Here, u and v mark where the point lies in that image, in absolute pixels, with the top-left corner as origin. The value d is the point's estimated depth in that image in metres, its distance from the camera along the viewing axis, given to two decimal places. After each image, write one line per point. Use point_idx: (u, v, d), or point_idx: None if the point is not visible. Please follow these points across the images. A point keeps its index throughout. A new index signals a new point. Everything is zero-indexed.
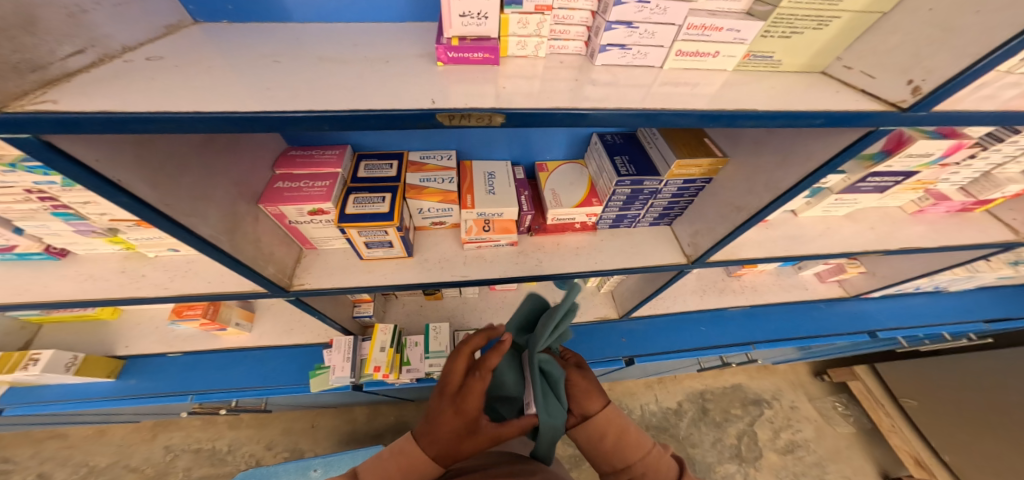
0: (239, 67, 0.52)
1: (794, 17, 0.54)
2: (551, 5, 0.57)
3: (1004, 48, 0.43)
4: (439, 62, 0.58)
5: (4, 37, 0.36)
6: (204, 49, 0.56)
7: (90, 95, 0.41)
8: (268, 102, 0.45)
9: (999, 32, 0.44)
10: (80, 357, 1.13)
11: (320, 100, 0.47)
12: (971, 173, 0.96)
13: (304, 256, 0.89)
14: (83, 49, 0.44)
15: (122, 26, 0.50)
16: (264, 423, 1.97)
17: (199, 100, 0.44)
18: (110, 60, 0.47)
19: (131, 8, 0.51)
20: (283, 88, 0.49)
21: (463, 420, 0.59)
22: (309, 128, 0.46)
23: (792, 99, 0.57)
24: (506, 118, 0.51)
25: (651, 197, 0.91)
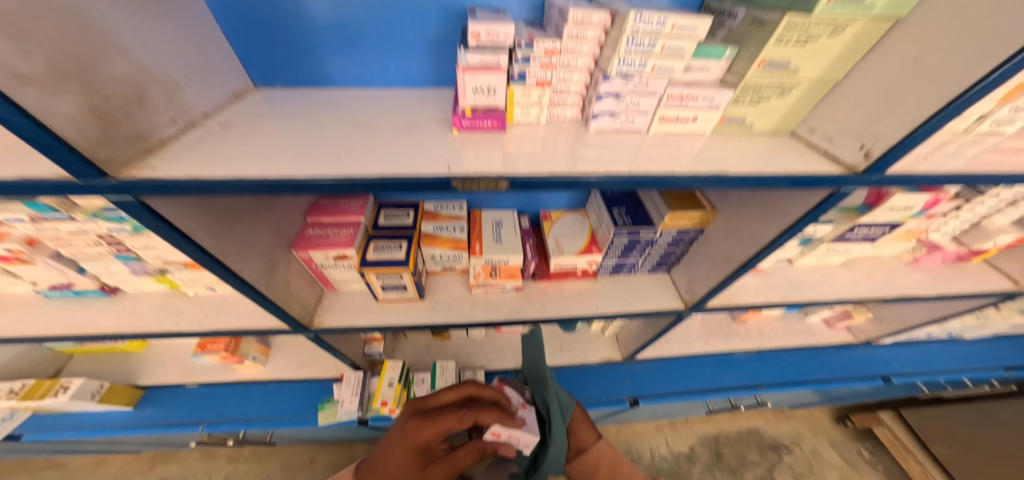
0: (289, 131, 0.63)
1: (759, 86, 0.62)
2: (551, 81, 0.67)
3: (929, 122, 0.50)
4: (455, 128, 0.68)
5: (123, 111, 0.47)
6: (265, 116, 0.67)
7: (179, 160, 0.51)
8: (309, 168, 0.54)
9: (926, 106, 0.51)
10: (105, 386, 1.19)
11: (355, 165, 0.56)
12: (960, 224, 1.00)
13: (325, 296, 0.95)
14: (174, 118, 0.55)
15: (200, 95, 0.62)
16: (263, 457, 1.94)
17: (259, 164, 0.53)
18: (195, 126, 0.59)
19: (210, 79, 0.64)
20: (323, 154, 0.58)
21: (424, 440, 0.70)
22: (344, 190, 0.55)
23: (762, 162, 0.64)
24: (510, 183, 0.59)
25: (647, 247, 0.97)
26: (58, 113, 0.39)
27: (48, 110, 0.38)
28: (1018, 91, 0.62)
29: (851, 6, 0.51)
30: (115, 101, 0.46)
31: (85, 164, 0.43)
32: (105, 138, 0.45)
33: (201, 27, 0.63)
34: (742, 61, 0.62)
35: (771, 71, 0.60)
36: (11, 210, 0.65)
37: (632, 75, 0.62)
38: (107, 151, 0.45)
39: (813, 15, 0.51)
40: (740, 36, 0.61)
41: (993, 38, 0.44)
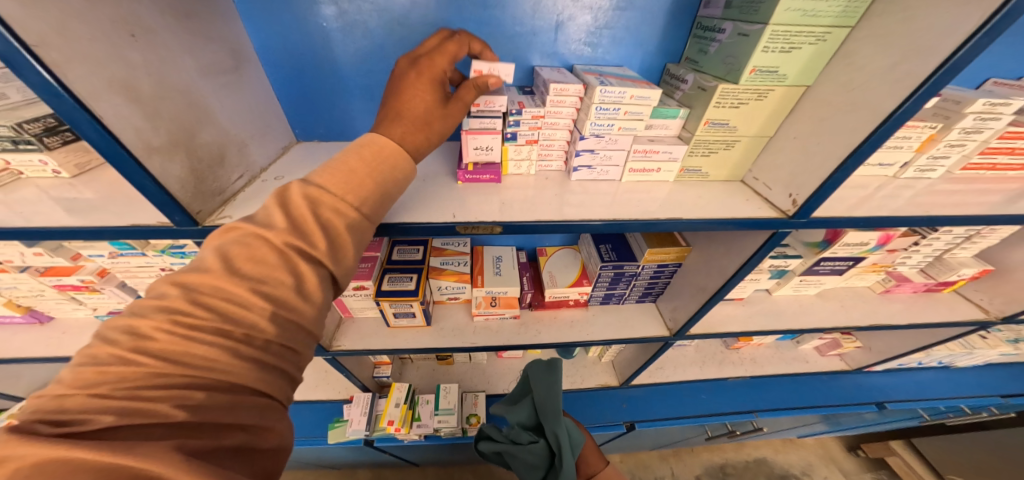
0: None
1: (708, 142, 0.76)
2: (538, 139, 0.79)
3: (834, 174, 0.62)
4: (459, 181, 0.80)
5: (209, 170, 0.61)
6: (308, 163, 0.80)
7: (246, 208, 0.63)
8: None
9: (830, 162, 0.63)
10: None
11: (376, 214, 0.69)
12: (923, 257, 1.09)
13: (343, 322, 1.07)
14: (243, 174, 0.69)
15: (262, 153, 0.75)
16: None
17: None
18: (255, 179, 0.72)
19: (268, 140, 0.77)
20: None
21: (404, 124, 0.55)
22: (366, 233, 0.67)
23: (713, 207, 0.76)
24: (503, 228, 0.71)
25: (632, 278, 1.08)
26: (171, 175, 0.54)
27: (165, 173, 0.53)
28: (930, 142, 0.80)
29: (768, 77, 0.66)
30: (206, 161, 0.60)
31: (185, 215, 0.57)
32: (196, 193, 0.59)
33: (261, 91, 0.76)
34: (692, 121, 0.76)
35: (716, 129, 0.74)
36: (96, 247, 0.79)
37: (603, 135, 0.75)
38: (199, 205, 0.59)
39: (740, 84, 0.66)
40: (690, 99, 0.76)
41: (868, 111, 0.57)
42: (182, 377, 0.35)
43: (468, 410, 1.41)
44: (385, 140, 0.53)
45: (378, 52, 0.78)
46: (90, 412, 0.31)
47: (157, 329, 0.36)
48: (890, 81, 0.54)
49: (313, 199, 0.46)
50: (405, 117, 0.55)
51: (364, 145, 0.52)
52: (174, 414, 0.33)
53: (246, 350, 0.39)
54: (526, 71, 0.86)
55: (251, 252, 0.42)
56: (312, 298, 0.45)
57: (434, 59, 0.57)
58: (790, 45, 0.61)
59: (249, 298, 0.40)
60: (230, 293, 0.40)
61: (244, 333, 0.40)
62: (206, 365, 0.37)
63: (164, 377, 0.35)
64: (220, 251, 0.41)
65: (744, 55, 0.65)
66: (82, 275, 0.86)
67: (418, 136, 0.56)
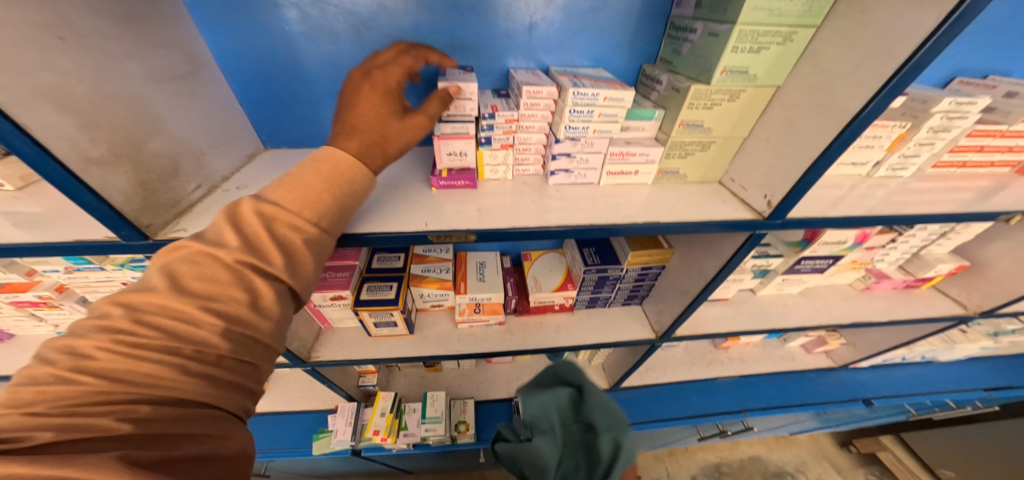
0: None
1: (684, 143, 0.76)
2: (512, 143, 0.78)
3: (806, 175, 0.62)
4: (433, 187, 0.77)
5: (159, 181, 0.59)
6: (274, 172, 0.77)
7: (201, 221, 0.61)
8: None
9: (800, 163, 0.64)
10: None
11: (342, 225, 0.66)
12: (901, 254, 1.11)
13: (322, 333, 1.04)
14: (201, 185, 0.66)
15: (221, 162, 0.72)
16: None
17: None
18: (215, 190, 0.69)
19: (229, 148, 0.74)
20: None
21: (358, 137, 0.53)
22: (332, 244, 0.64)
23: (691, 209, 0.75)
24: (478, 236, 0.69)
25: (617, 282, 1.07)
26: (113, 188, 0.51)
27: (106, 186, 0.50)
28: (900, 141, 0.81)
29: (739, 78, 0.66)
30: (154, 172, 0.58)
31: (132, 229, 0.54)
32: (145, 206, 0.56)
33: (218, 96, 0.73)
34: (667, 122, 0.76)
35: (691, 131, 0.74)
36: (50, 262, 0.75)
37: (578, 138, 0.74)
38: (148, 218, 0.57)
39: (712, 85, 0.66)
40: (665, 100, 0.76)
41: (836, 113, 0.58)
42: (126, 395, 0.33)
43: (456, 417, 1.39)
44: (340, 153, 0.51)
45: (347, 58, 0.77)
46: (22, 431, 0.28)
47: (100, 348, 0.34)
48: (853, 83, 0.55)
49: (267, 217, 0.45)
50: (360, 128, 0.53)
51: (318, 160, 0.50)
52: (120, 427, 0.31)
53: (196, 365, 0.37)
54: (500, 74, 0.85)
55: (202, 269, 0.40)
56: (269, 312, 0.43)
57: (390, 71, 0.57)
58: (758, 45, 0.62)
59: (201, 315, 0.38)
60: (179, 310, 0.38)
61: (196, 349, 0.38)
62: (152, 381, 0.34)
63: (106, 395, 0.32)
64: (167, 269, 0.39)
65: (715, 55, 0.65)
66: (38, 291, 0.83)
67: (375, 152, 0.54)
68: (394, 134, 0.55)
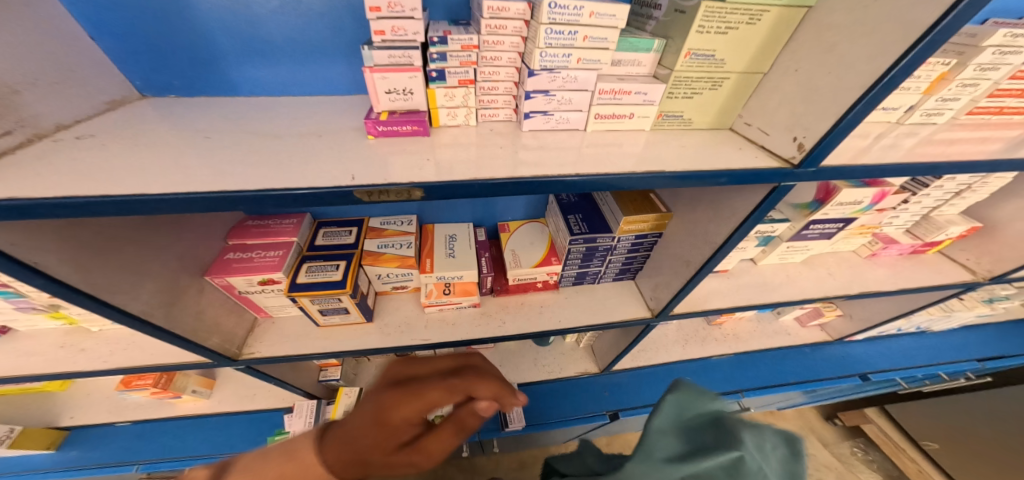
0: (159, 145, 0.49)
1: (690, 79, 0.61)
2: (474, 79, 0.58)
3: (852, 110, 0.48)
4: (370, 135, 0.56)
5: None
6: (155, 125, 0.55)
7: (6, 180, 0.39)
8: (169, 179, 0.44)
9: (846, 94, 0.49)
10: (15, 430, 1.11)
11: (231, 174, 0.46)
12: (911, 216, 1.02)
13: (258, 325, 0.86)
14: (10, 130, 0.43)
15: (55, 105, 0.48)
16: None
17: (113, 177, 0.43)
18: (38, 140, 0.45)
19: (68, 89, 0.50)
20: (186, 168, 0.46)
21: (342, 450, 0.46)
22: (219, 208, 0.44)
23: (702, 158, 0.61)
24: (426, 192, 0.49)
25: (607, 253, 0.94)
26: None
27: None
28: (940, 82, 0.68)
29: None
30: None
31: None
32: None
33: (43, 9, 0.49)
34: (669, 54, 0.60)
35: (699, 63, 0.58)
36: None
37: (557, 70, 0.57)
38: None
39: (727, 1, 0.51)
40: (666, 28, 0.60)
41: (896, 27, 0.43)
42: None
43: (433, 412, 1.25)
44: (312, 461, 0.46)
45: None
46: None
47: None
48: None
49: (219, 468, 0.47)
50: (358, 436, 0.47)
51: (290, 457, 0.47)
52: None
53: None
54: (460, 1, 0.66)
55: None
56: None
57: (411, 406, 0.50)
58: None
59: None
60: None
61: None
62: None
63: None
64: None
65: None
66: None
67: (353, 468, 0.46)
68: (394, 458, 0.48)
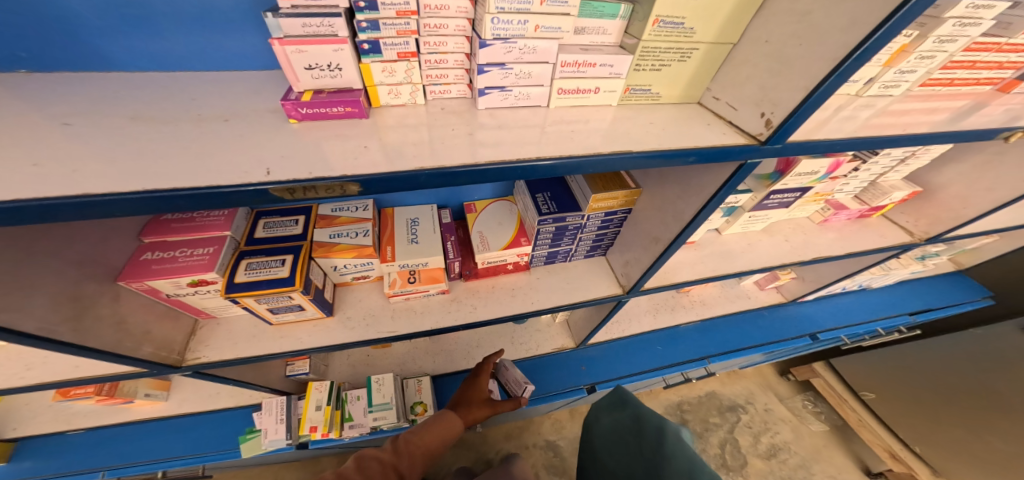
0: (12, 138, 0.39)
1: (658, 50, 0.55)
2: (416, 51, 0.50)
3: (823, 84, 0.46)
4: (292, 119, 0.48)
5: None
6: (13, 108, 0.44)
7: None
8: (33, 178, 0.35)
9: (818, 67, 0.47)
10: None
11: (117, 171, 0.38)
12: (860, 183, 1.06)
13: (200, 327, 0.78)
14: None
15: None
16: None
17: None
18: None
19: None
20: (58, 164, 0.37)
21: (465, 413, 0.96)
22: (112, 212, 0.37)
23: (671, 135, 0.58)
24: (364, 185, 0.44)
25: (577, 232, 0.92)
26: None
27: None
28: (900, 54, 0.68)
29: None
30: None
31: None
32: None
33: None
34: (637, 20, 0.54)
35: (667, 32, 0.53)
36: None
37: (513, 40, 0.50)
38: None
39: None
40: None
41: None
42: None
43: (411, 398, 1.24)
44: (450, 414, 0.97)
45: None
46: None
47: None
48: None
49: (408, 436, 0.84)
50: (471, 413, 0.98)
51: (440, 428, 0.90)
52: None
53: None
54: None
55: None
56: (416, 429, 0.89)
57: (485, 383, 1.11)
58: None
59: None
60: None
61: None
62: None
63: None
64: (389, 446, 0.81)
65: None
66: None
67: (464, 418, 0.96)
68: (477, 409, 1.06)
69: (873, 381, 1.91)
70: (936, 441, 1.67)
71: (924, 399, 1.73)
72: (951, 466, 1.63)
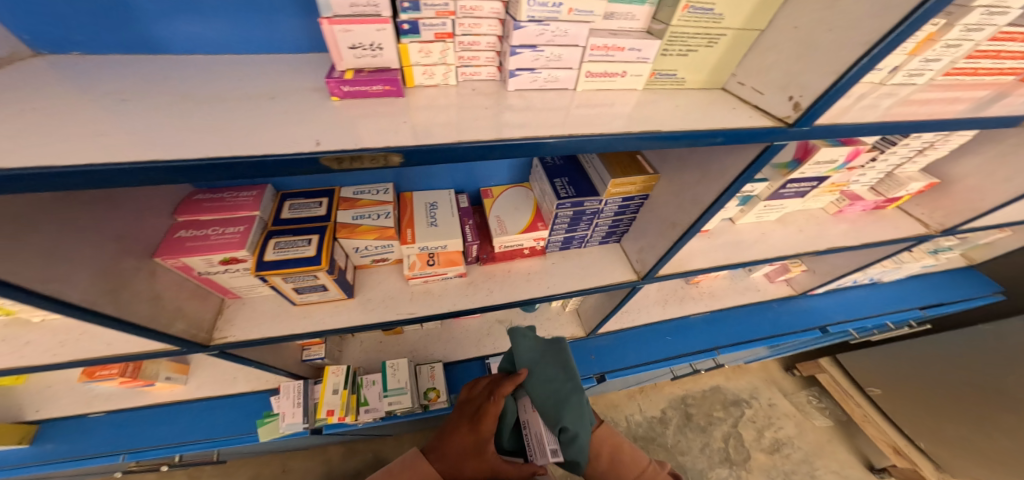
0: (77, 112, 0.41)
1: (687, 35, 0.56)
2: (451, 32, 0.51)
3: (855, 67, 0.46)
4: (334, 96, 0.49)
5: None
6: (65, 86, 0.46)
7: None
8: (92, 149, 0.37)
9: (851, 50, 0.47)
10: None
11: (168, 143, 0.39)
12: (877, 173, 1.06)
13: (226, 307, 0.80)
14: None
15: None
16: (227, 473, 1.83)
17: (13, 146, 0.35)
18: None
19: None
20: (114, 136, 0.38)
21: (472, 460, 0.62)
22: (171, 179, 0.38)
23: (696, 118, 0.58)
24: (404, 157, 0.45)
25: (594, 217, 0.93)
26: None
27: None
28: (926, 42, 0.67)
29: None
30: None
31: None
32: None
33: None
34: (665, 6, 0.54)
35: (695, 18, 0.54)
36: None
37: (547, 22, 0.51)
38: None
39: None
40: None
41: None
42: None
43: (424, 384, 1.26)
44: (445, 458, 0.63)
45: None
46: None
47: None
48: None
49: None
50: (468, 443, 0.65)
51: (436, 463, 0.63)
52: None
53: None
54: None
55: None
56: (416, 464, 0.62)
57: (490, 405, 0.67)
58: None
59: None
60: None
61: None
62: None
63: None
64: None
65: None
66: None
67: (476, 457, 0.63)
68: (493, 455, 0.63)
69: (880, 376, 1.92)
70: (941, 438, 1.70)
71: (930, 396, 1.74)
72: (953, 461, 1.67)
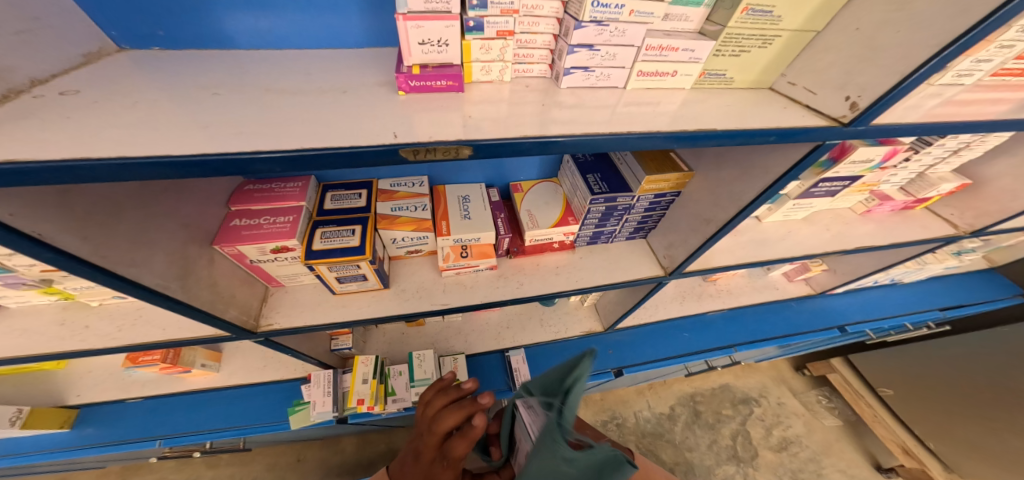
0: (166, 104, 0.43)
1: (741, 36, 0.56)
2: (513, 30, 0.52)
3: (922, 68, 0.47)
4: (400, 91, 0.51)
5: None
6: (147, 80, 0.47)
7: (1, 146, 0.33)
8: (188, 139, 0.38)
9: (919, 52, 0.47)
10: (25, 410, 1.06)
11: (257, 135, 0.40)
12: (908, 174, 1.05)
13: (270, 295, 0.82)
14: None
15: (27, 57, 0.40)
16: (245, 459, 1.88)
17: (118, 138, 0.36)
18: (15, 96, 0.39)
19: (41, 37, 0.42)
20: (203, 128, 0.40)
21: None
22: (258, 171, 0.39)
23: (747, 117, 0.59)
24: (474, 150, 0.46)
25: (625, 213, 0.94)
26: None
27: None
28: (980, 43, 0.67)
29: None
30: None
31: None
32: None
33: None
34: (722, 8, 0.54)
35: (754, 19, 0.54)
36: None
37: (607, 23, 0.51)
38: None
39: None
40: None
41: None
42: None
43: None
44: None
45: None
46: None
47: None
48: None
49: None
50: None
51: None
52: None
53: None
54: None
55: None
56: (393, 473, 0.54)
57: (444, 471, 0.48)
58: None
59: None
60: None
61: None
62: None
63: None
64: None
65: None
66: None
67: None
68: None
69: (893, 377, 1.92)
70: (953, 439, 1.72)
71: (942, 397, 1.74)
72: (963, 461, 1.70)
